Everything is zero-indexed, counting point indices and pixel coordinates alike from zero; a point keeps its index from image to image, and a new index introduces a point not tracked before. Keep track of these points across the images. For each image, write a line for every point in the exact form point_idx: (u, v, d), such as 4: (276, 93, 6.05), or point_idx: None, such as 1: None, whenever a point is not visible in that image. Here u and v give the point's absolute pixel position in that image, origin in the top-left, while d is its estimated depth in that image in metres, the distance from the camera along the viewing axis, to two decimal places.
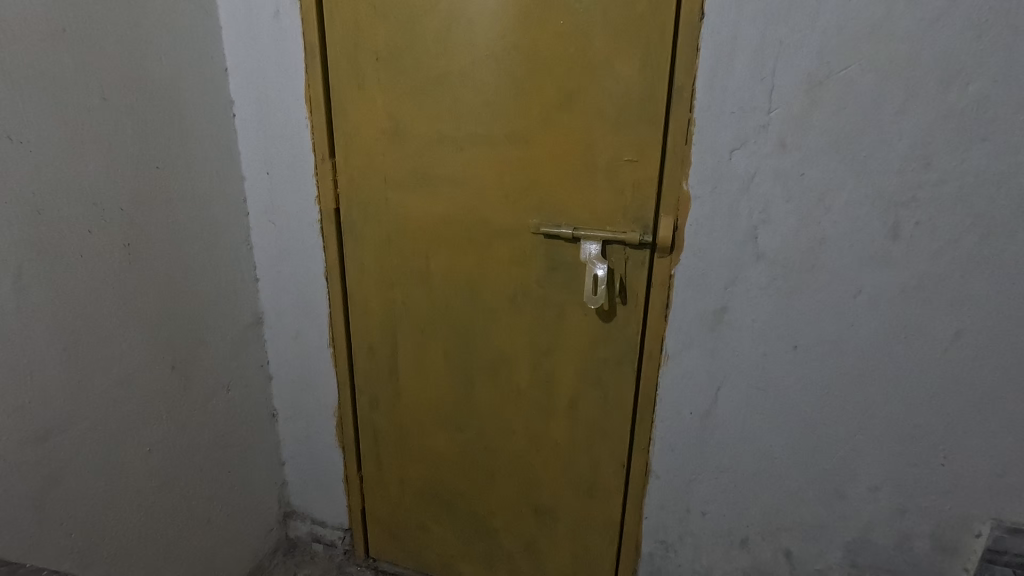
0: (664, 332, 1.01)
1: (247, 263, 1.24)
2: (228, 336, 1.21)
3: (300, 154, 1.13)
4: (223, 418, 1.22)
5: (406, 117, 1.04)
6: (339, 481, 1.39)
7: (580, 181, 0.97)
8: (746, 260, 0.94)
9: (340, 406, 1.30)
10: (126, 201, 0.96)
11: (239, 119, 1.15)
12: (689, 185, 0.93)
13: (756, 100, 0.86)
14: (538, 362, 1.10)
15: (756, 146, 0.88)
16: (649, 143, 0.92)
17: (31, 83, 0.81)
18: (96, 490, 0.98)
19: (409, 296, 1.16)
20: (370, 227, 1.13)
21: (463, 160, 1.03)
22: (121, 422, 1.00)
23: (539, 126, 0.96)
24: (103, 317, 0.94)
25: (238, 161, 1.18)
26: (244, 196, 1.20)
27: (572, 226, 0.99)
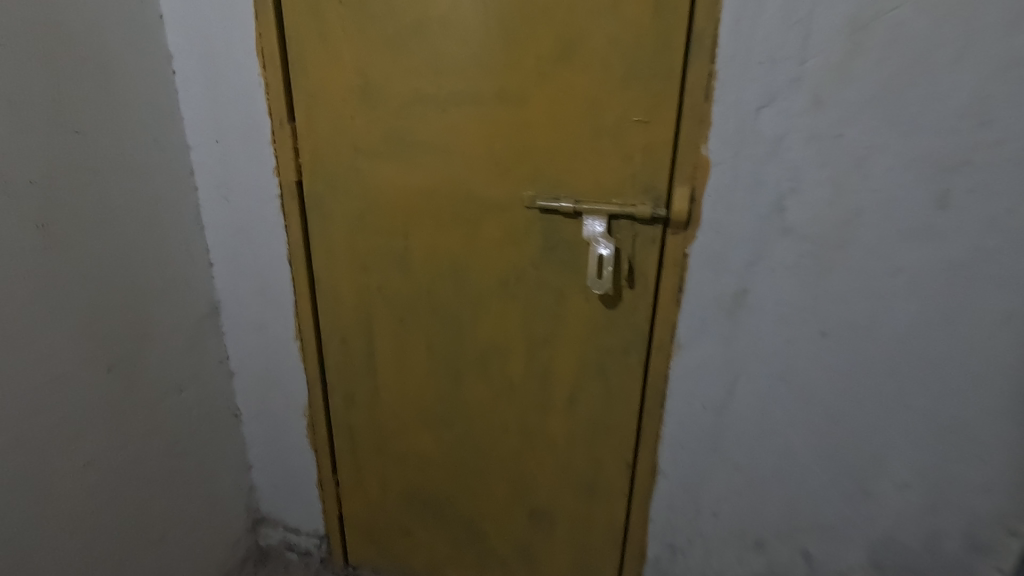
0: (676, 318, 0.90)
1: (198, 246, 1.08)
2: (179, 330, 1.06)
3: (253, 118, 0.97)
4: (176, 423, 1.08)
5: (376, 72, 0.88)
6: (313, 485, 1.26)
7: (581, 147, 0.84)
8: (771, 235, 0.82)
9: (311, 404, 1.17)
10: (37, 174, 0.80)
11: (181, 76, 0.98)
12: (709, 150, 0.80)
13: (788, 47, 0.73)
14: (533, 354, 0.98)
15: (786, 103, 0.76)
16: (662, 101, 0.79)
17: None
18: (19, 515, 0.83)
19: (386, 281, 1.02)
20: (339, 203, 0.99)
21: (444, 123, 0.88)
22: (47, 436, 0.85)
23: (533, 82, 0.82)
24: (13, 313, 0.79)
25: (182, 127, 1.01)
26: (191, 169, 1.04)
27: (574, 200, 0.86)
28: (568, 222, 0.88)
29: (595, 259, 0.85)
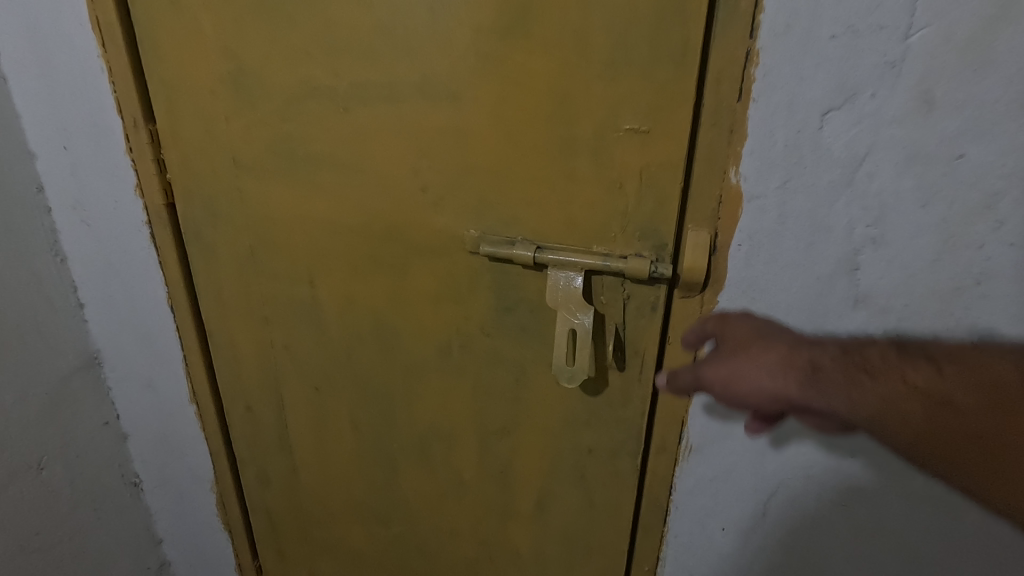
0: (684, 413, 0.62)
1: (59, 284, 0.83)
2: (34, 395, 0.81)
3: (103, 118, 0.71)
4: (34, 511, 0.84)
5: (250, 54, 0.60)
6: (232, 567, 1.03)
7: (541, 168, 0.53)
8: (834, 307, 0.53)
9: (218, 478, 0.93)
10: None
11: (9, 59, 0.71)
12: (740, 177, 0.51)
13: (883, 9, 0.43)
14: (485, 449, 0.71)
15: (872, 103, 0.46)
16: (669, 98, 0.48)
17: None
18: None
19: (293, 338, 0.76)
20: (223, 234, 0.72)
21: (346, 128, 0.59)
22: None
23: (465, 66, 0.52)
24: None
25: (20, 130, 0.75)
26: (40, 183, 0.78)
27: (535, 244, 0.56)
28: (528, 277, 0.59)
29: (565, 335, 0.56)
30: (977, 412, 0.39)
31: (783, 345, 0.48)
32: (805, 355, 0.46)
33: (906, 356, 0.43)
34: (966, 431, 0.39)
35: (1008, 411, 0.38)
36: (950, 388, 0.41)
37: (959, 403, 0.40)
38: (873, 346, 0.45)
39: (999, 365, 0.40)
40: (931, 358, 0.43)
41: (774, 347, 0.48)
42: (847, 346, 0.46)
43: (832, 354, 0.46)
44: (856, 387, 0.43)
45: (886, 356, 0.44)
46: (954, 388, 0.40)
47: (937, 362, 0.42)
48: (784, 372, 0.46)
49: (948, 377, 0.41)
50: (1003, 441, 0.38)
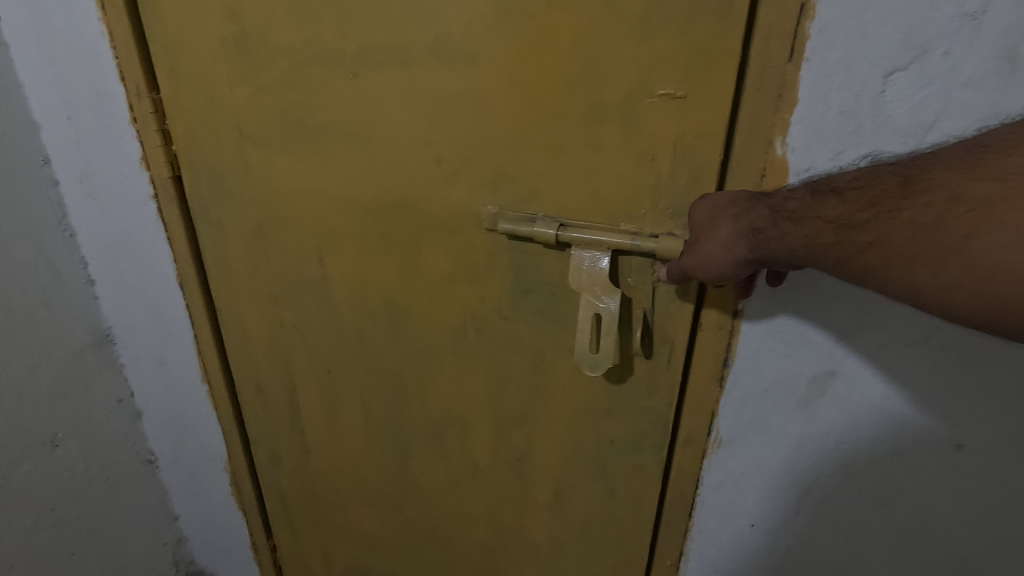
0: (714, 405, 0.58)
1: (68, 260, 0.81)
2: (46, 371, 0.80)
3: (105, 85, 0.68)
4: (49, 488, 0.84)
5: (254, 14, 0.56)
6: (247, 546, 1.02)
7: (564, 138, 0.48)
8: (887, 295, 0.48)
9: (231, 457, 0.92)
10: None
11: (10, 24, 0.68)
12: (787, 148, 0.45)
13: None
14: (500, 436, 0.67)
15: (945, 62, 0.40)
16: (711, 58, 0.43)
17: None
18: None
19: (303, 318, 0.73)
20: (230, 209, 0.69)
21: (354, 94, 0.55)
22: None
23: (481, 24, 0.47)
24: None
25: (24, 100, 0.72)
26: (45, 154, 0.76)
27: (558, 221, 0.52)
28: (549, 256, 0.54)
29: (590, 321, 0.52)
30: (867, 224, 0.38)
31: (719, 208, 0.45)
32: (739, 214, 0.44)
33: (814, 187, 0.41)
34: (863, 244, 0.38)
35: (891, 213, 0.37)
36: (842, 209, 0.39)
37: (856, 221, 0.38)
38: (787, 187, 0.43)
39: (882, 177, 0.39)
40: (827, 185, 0.41)
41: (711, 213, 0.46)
42: (768, 193, 0.44)
43: (753, 204, 0.44)
44: (776, 237, 0.41)
45: (800, 195, 0.42)
46: (847, 207, 0.39)
47: (829, 190, 0.40)
48: (725, 242, 0.44)
49: (842, 201, 0.39)
50: (890, 243, 0.37)
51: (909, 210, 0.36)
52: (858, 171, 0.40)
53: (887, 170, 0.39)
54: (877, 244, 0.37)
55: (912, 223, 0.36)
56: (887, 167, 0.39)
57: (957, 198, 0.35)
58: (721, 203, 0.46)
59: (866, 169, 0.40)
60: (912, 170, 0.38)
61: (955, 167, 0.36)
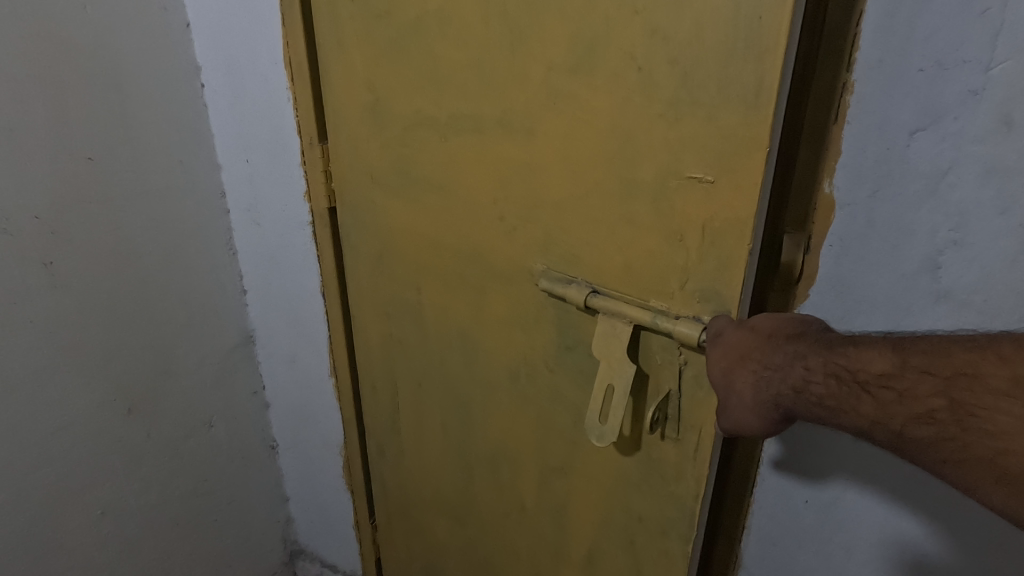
0: None
1: (230, 273, 1.00)
2: (207, 363, 1.00)
3: (281, 137, 0.85)
4: (202, 461, 1.03)
5: (384, 86, 0.67)
6: (349, 526, 1.16)
7: (601, 212, 0.52)
8: (918, 305, 0.52)
9: (347, 447, 1.06)
10: (45, 211, 0.75)
11: (210, 90, 0.89)
12: (834, 187, 0.53)
13: (968, 45, 0.45)
14: (546, 480, 0.70)
15: (955, 124, 0.47)
16: (741, 149, 0.44)
17: None
18: (30, 557, 0.83)
19: (403, 335, 0.83)
20: (364, 236, 0.82)
21: (444, 155, 0.64)
22: (60, 476, 0.84)
23: (540, 102, 0.52)
24: (15, 362, 0.76)
25: (213, 148, 0.92)
26: (222, 189, 0.95)
27: (591, 288, 0.55)
28: (588, 318, 0.57)
29: (603, 390, 0.55)
30: (926, 442, 0.38)
31: (734, 365, 0.46)
32: (760, 382, 0.45)
33: (839, 373, 0.41)
34: (927, 456, 0.38)
35: (950, 442, 0.37)
36: (889, 417, 0.39)
37: (909, 435, 0.38)
38: (809, 360, 0.43)
39: (924, 390, 0.37)
40: (862, 380, 0.40)
41: (727, 368, 0.47)
42: (788, 362, 0.44)
43: (774, 376, 0.44)
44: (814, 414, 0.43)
45: (826, 382, 0.41)
46: (893, 417, 0.39)
47: (864, 389, 0.40)
48: (752, 405, 0.46)
49: (885, 408, 0.39)
50: (970, 471, 0.36)
51: (972, 444, 0.36)
52: (888, 363, 0.39)
53: (925, 381, 0.37)
54: (944, 463, 0.37)
55: (988, 462, 0.35)
56: (925, 373, 0.37)
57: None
58: (732, 355, 0.47)
59: (898, 366, 0.38)
60: (960, 394, 0.36)
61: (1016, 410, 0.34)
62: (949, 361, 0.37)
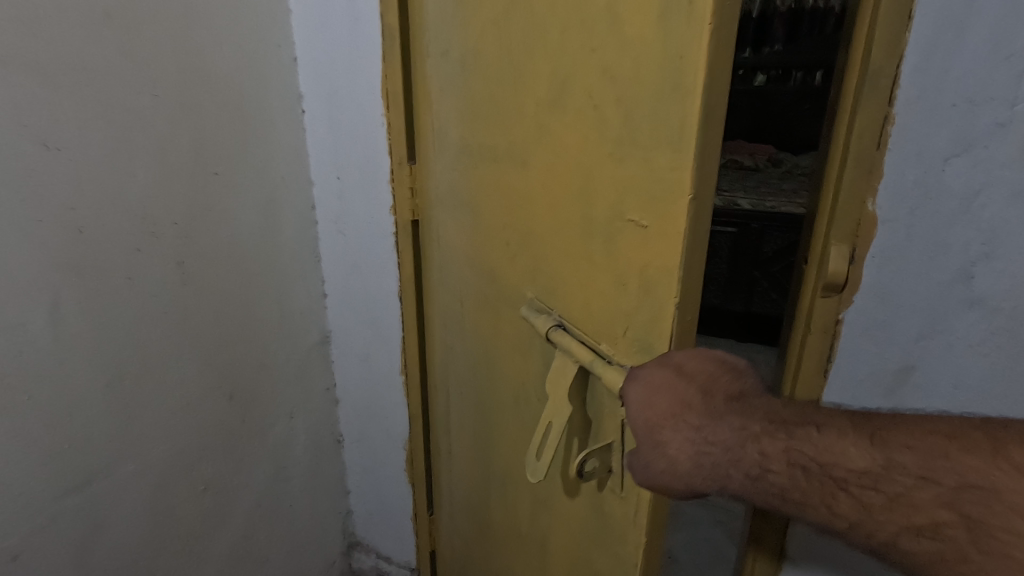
0: (829, 363, 0.75)
1: (314, 277, 1.10)
2: (293, 358, 1.09)
3: (374, 157, 0.97)
4: (285, 450, 1.11)
5: (454, 117, 0.76)
6: (407, 517, 1.26)
7: (577, 247, 0.58)
8: (953, 307, 0.69)
9: (411, 440, 1.17)
10: (182, 217, 0.82)
11: (309, 115, 1.00)
12: (876, 206, 0.67)
13: (994, 88, 0.60)
14: (538, 509, 0.73)
15: (986, 151, 0.62)
16: (664, 198, 0.47)
17: (76, 83, 0.67)
18: (144, 532, 0.85)
19: (455, 343, 0.91)
20: (438, 248, 0.91)
21: (477, 185, 0.74)
22: (173, 464, 0.87)
23: (535, 141, 0.60)
24: (154, 346, 0.81)
25: (306, 166, 1.03)
26: (313, 201, 1.06)
27: (558, 320, 0.61)
28: None
29: (544, 427, 0.61)
30: (925, 553, 0.43)
31: (671, 424, 0.50)
32: (700, 449, 0.49)
33: (807, 466, 0.46)
34: (906, 555, 0.44)
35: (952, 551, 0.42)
36: (880, 521, 0.45)
37: (903, 540, 0.44)
38: (763, 444, 0.47)
39: (926, 501, 0.43)
40: (846, 482, 0.45)
41: (660, 425, 0.50)
42: (741, 442, 0.48)
43: (729, 458, 0.48)
44: (771, 494, 0.47)
45: (793, 472, 0.46)
46: (885, 523, 0.45)
47: (845, 489, 0.45)
48: (678, 463, 0.49)
49: (878, 511, 0.45)
50: None
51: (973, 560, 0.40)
52: (870, 463, 0.45)
53: (920, 489, 0.43)
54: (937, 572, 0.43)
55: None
56: (925, 481, 0.43)
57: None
58: (650, 398, 0.50)
59: (887, 469, 0.44)
60: (965, 508, 0.41)
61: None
62: (942, 470, 0.43)
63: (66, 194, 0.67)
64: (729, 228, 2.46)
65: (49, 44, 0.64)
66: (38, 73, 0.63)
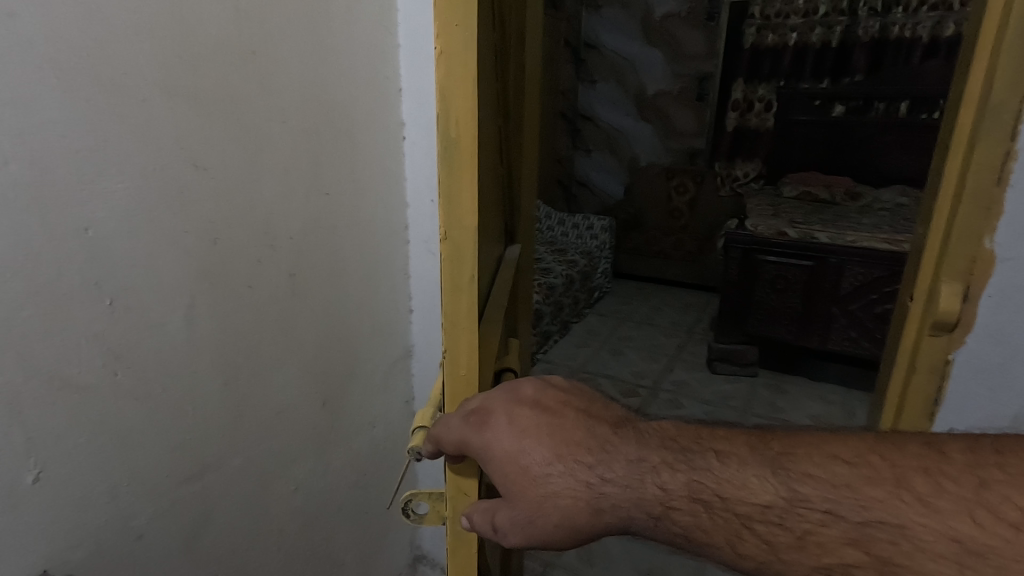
0: (940, 404, 0.73)
1: (402, 294, 1.16)
2: (379, 369, 1.14)
3: None
4: (366, 457, 1.16)
5: None
6: None
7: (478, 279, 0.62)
8: None
9: None
10: (297, 233, 0.89)
11: (409, 142, 1.07)
12: (995, 244, 0.66)
13: None
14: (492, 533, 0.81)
15: None
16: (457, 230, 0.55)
17: (224, 111, 0.75)
18: (243, 524, 0.90)
19: None
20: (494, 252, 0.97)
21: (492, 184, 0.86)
22: (271, 463, 0.93)
23: None
24: (265, 349, 0.88)
25: (404, 190, 1.10)
26: (407, 222, 1.12)
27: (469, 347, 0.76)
28: None
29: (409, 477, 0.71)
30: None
31: (557, 469, 0.49)
32: (593, 492, 0.48)
33: (700, 499, 0.45)
34: None
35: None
36: (789, 563, 0.42)
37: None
38: (661, 476, 0.47)
39: (835, 539, 0.41)
40: (750, 519, 0.44)
41: (544, 472, 0.50)
42: (637, 476, 0.48)
43: (627, 496, 0.47)
44: (674, 534, 0.46)
45: (686, 506, 0.46)
46: (794, 564, 0.42)
47: (749, 527, 0.44)
48: (573, 513, 0.49)
49: (785, 552, 0.42)
50: None
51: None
52: (774, 495, 0.44)
53: (829, 526, 0.42)
54: None
55: None
56: (833, 516, 0.42)
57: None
58: (523, 443, 0.51)
59: (791, 501, 0.43)
60: (875, 547, 0.40)
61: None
62: (845, 499, 0.42)
63: (205, 208, 0.75)
64: (808, 261, 2.39)
65: (206, 76, 0.72)
66: (195, 100, 0.71)
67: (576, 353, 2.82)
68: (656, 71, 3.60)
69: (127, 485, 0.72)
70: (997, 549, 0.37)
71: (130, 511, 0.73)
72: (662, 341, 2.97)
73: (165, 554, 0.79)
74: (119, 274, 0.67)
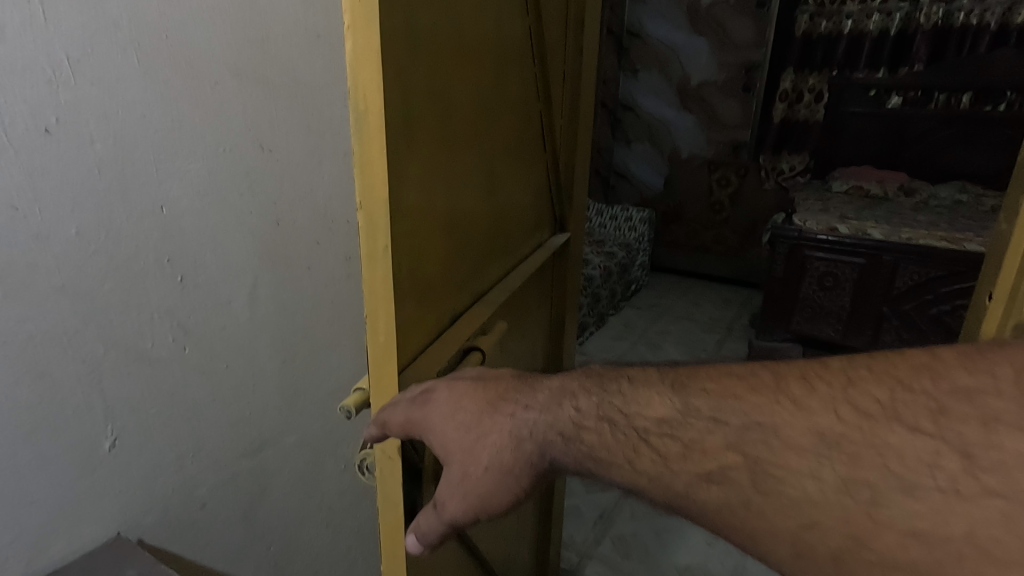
0: None
1: None
2: None
3: None
4: None
5: None
6: None
7: (424, 257, 0.55)
8: None
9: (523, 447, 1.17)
10: (353, 216, 0.90)
11: None
12: None
13: None
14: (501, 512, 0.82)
15: None
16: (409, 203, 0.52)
17: (288, 94, 0.76)
18: (296, 499, 0.93)
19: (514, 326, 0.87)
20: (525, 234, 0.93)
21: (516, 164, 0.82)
22: (322, 442, 0.95)
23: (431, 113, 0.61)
24: (321, 327, 0.89)
25: None
26: None
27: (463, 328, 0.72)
28: None
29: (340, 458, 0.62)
30: (717, 501, 0.42)
31: (485, 414, 0.51)
32: (515, 422, 0.50)
33: (609, 416, 0.46)
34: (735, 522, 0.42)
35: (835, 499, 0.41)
36: (677, 473, 0.43)
37: (696, 493, 0.42)
38: (578, 400, 0.48)
39: (717, 444, 0.42)
40: (646, 432, 0.44)
41: (474, 425, 0.51)
42: (557, 401, 0.49)
43: (543, 419, 0.49)
44: (582, 453, 0.47)
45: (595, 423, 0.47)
46: (680, 475, 0.43)
47: (645, 439, 0.44)
48: (501, 450, 0.50)
49: (675, 461, 0.43)
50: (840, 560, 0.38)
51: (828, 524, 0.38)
52: (668, 409, 0.44)
53: (711, 432, 0.42)
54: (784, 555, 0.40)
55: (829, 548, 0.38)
56: (716, 423, 0.42)
57: (815, 518, 0.38)
58: (461, 402, 0.51)
59: (683, 414, 0.44)
60: (748, 448, 0.41)
61: (802, 467, 0.39)
62: (731, 407, 0.42)
63: (270, 189, 0.76)
64: (859, 259, 2.31)
65: (273, 59, 0.73)
66: (263, 83, 0.72)
67: (613, 347, 2.80)
68: (701, 61, 3.47)
69: (193, 456, 0.75)
70: (851, 436, 0.38)
71: (195, 482, 0.76)
72: (703, 337, 2.91)
73: (226, 523, 0.82)
74: (189, 253, 0.69)
